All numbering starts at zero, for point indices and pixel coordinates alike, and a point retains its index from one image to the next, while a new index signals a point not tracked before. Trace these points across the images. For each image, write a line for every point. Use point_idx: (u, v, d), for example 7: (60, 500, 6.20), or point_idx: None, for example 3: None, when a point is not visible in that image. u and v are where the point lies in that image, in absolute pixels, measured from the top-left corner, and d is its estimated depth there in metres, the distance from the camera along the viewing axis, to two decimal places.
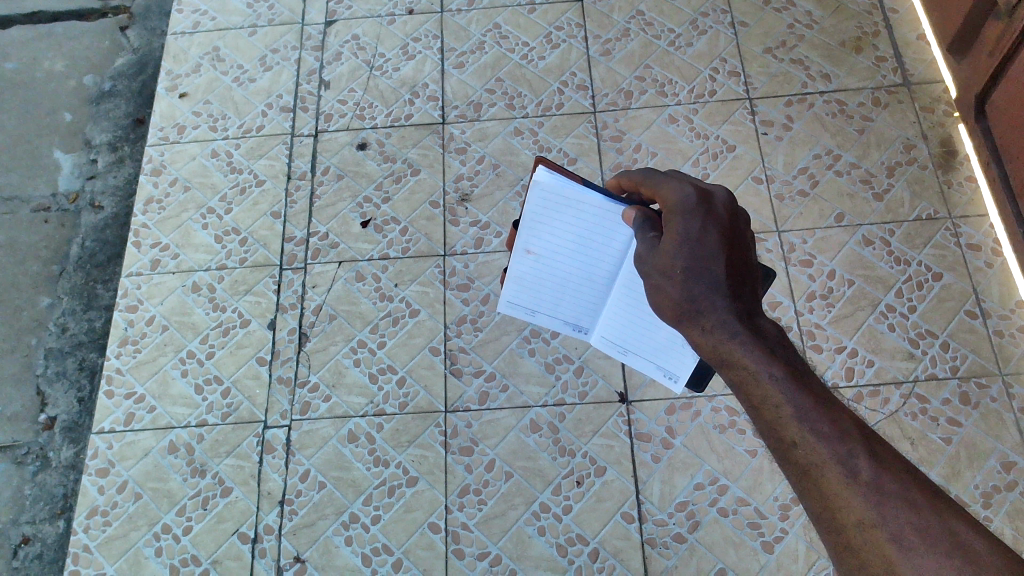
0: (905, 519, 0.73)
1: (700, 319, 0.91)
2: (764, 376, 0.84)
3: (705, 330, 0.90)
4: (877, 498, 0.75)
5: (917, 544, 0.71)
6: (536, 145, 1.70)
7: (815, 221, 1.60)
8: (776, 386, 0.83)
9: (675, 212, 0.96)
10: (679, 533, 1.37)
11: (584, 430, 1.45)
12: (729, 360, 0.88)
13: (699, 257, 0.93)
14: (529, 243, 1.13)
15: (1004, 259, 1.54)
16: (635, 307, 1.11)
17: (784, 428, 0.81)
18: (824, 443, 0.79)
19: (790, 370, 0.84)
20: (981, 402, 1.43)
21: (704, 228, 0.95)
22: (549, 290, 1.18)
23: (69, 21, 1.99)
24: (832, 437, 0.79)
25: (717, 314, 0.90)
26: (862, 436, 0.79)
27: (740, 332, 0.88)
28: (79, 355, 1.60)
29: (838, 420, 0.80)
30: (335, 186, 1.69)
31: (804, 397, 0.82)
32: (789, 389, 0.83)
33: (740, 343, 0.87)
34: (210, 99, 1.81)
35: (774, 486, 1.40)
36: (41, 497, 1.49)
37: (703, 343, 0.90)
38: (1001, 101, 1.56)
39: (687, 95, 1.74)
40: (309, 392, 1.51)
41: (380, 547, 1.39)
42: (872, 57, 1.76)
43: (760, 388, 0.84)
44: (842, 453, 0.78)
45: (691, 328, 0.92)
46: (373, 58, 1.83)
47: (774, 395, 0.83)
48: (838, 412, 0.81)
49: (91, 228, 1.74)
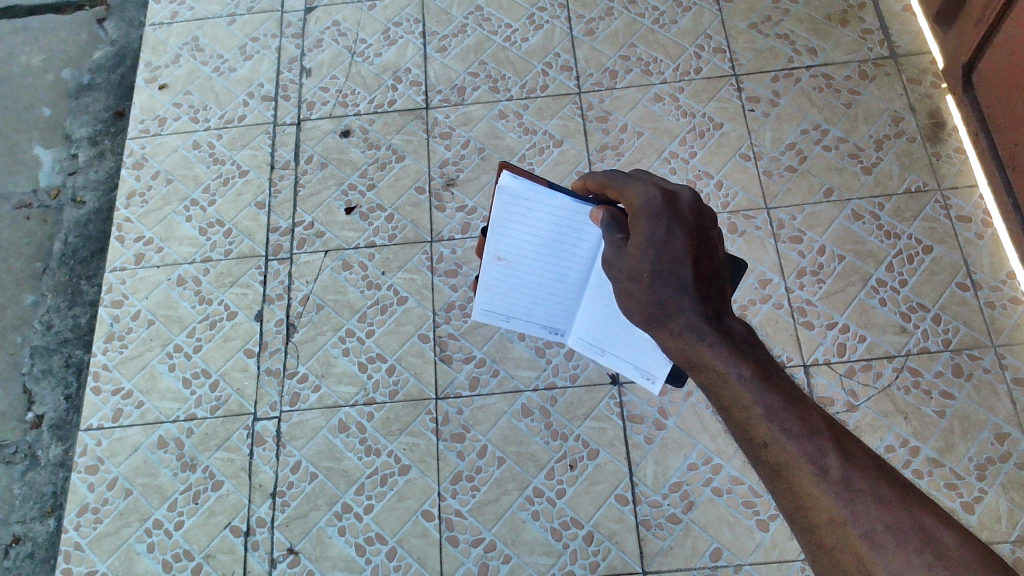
0: (874, 517, 0.71)
1: (670, 323, 0.91)
2: (733, 377, 0.83)
3: (675, 333, 0.90)
4: (845, 496, 0.73)
5: (887, 540, 0.70)
6: (521, 127, 1.69)
7: (803, 196, 1.59)
8: (745, 387, 0.82)
9: (639, 215, 0.94)
10: (551, 526, 1.37)
11: (576, 413, 1.44)
12: (698, 363, 0.87)
13: (666, 262, 0.92)
14: (498, 250, 1.11)
15: (994, 231, 1.53)
16: (609, 310, 1.11)
17: (754, 429, 0.80)
18: (793, 443, 0.77)
19: (758, 370, 0.84)
20: (974, 373, 1.42)
21: (669, 231, 0.93)
22: (523, 291, 1.17)
23: (45, 15, 1.96)
24: (801, 435, 0.78)
25: (684, 317, 0.90)
26: (830, 433, 0.78)
27: (709, 334, 0.88)
28: (65, 353, 1.59)
29: (808, 420, 0.79)
30: (319, 174, 1.67)
31: (772, 396, 0.81)
32: (758, 390, 0.82)
33: (709, 345, 0.87)
34: (190, 89, 1.79)
35: (684, 465, 1.40)
36: (30, 496, 1.48)
37: (674, 346, 0.90)
38: (986, 71, 1.54)
39: (672, 73, 1.72)
40: (297, 383, 1.49)
41: (374, 536, 1.38)
42: (858, 30, 1.74)
43: (730, 390, 0.84)
44: (810, 452, 0.76)
45: (663, 333, 0.91)
46: (353, 44, 1.81)
47: (745, 397, 0.82)
48: (806, 409, 0.80)
49: (73, 224, 1.72)
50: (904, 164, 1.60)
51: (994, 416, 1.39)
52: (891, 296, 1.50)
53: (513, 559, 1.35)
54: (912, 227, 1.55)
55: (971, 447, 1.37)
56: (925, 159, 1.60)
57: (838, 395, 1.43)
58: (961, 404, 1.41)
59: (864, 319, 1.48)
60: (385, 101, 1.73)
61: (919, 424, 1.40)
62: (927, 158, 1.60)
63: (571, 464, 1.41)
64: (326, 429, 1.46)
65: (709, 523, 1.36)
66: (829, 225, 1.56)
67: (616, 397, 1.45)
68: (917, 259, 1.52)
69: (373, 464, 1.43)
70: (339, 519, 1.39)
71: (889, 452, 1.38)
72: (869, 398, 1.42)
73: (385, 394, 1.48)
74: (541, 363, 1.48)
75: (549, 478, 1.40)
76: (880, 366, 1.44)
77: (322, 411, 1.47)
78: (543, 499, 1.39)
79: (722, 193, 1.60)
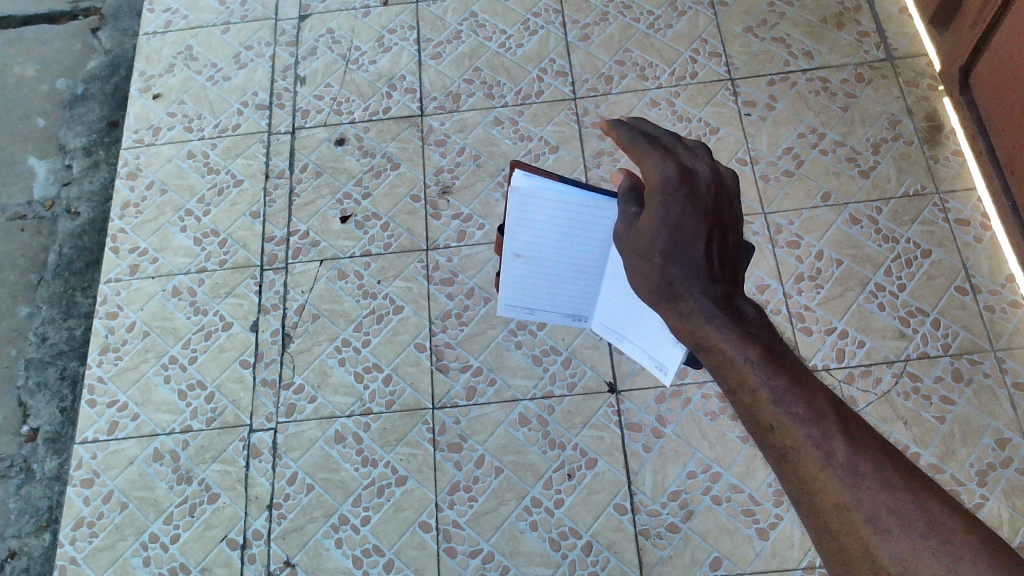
0: (879, 500, 0.66)
1: (678, 303, 0.87)
2: (739, 360, 0.78)
3: (682, 314, 0.86)
4: (851, 480, 0.67)
5: (892, 526, 0.64)
6: (516, 134, 1.68)
7: (801, 201, 1.58)
8: (752, 369, 0.77)
9: (655, 193, 0.93)
10: (550, 537, 1.36)
11: (573, 422, 1.43)
12: (705, 344, 0.83)
13: (677, 240, 0.90)
14: (515, 247, 1.13)
15: (993, 234, 1.52)
16: (623, 302, 1.10)
17: (760, 412, 0.75)
18: (798, 424, 0.72)
19: (766, 352, 0.78)
20: (974, 378, 1.41)
21: (684, 211, 0.91)
22: (542, 282, 1.18)
23: (40, 25, 1.95)
24: (807, 418, 0.72)
25: (694, 299, 0.86)
26: (838, 417, 0.71)
27: (716, 316, 0.83)
28: (59, 365, 1.58)
29: (816, 402, 0.73)
30: (314, 183, 1.67)
31: (780, 378, 0.76)
32: (764, 372, 0.76)
33: (717, 328, 0.83)
34: (184, 98, 1.78)
35: (683, 473, 1.39)
36: (25, 510, 1.47)
37: (681, 327, 0.86)
38: (984, 72, 1.54)
39: (668, 78, 1.72)
40: (294, 394, 1.49)
41: (371, 548, 1.37)
42: (854, 32, 1.73)
43: (737, 372, 0.78)
44: (816, 435, 0.70)
45: (670, 313, 0.87)
46: (348, 51, 1.80)
47: (751, 379, 0.77)
48: (814, 393, 0.74)
49: (68, 235, 1.71)
50: (901, 167, 1.59)
51: (995, 421, 1.38)
52: (889, 300, 1.49)
53: (511, 570, 1.34)
54: (911, 230, 1.54)
55: (971, 453, 1.36)
56: (923, 164, 1.59)
57: None
58: (961, 409, 1.40)
59: (864, 326, 1.47)
60: (380, 108, 1.73)
61: (918, 430, 1.39)
62: (923, 163, 1.59)
63: (569, 473, 1.40)
64: (323, 440, 1.45)
65: (709, 531, 1.35)
66: (828, 231, 1.55)
67: (614, 406, 1.44)
68: (917, 263, 1.51)
69: (370, 475, 1.42)
70: (337, 530, 1.38)
71: None
72: (869, 404, 1.41)
73: (377, 403, 1.47)
74: (538, 371, 1.47)
75: (547, 488, 1.39)
76: (879, 371, 1.43)
77: (319, 421, 1.47)
78: (542, 508, 1.38)
79: None
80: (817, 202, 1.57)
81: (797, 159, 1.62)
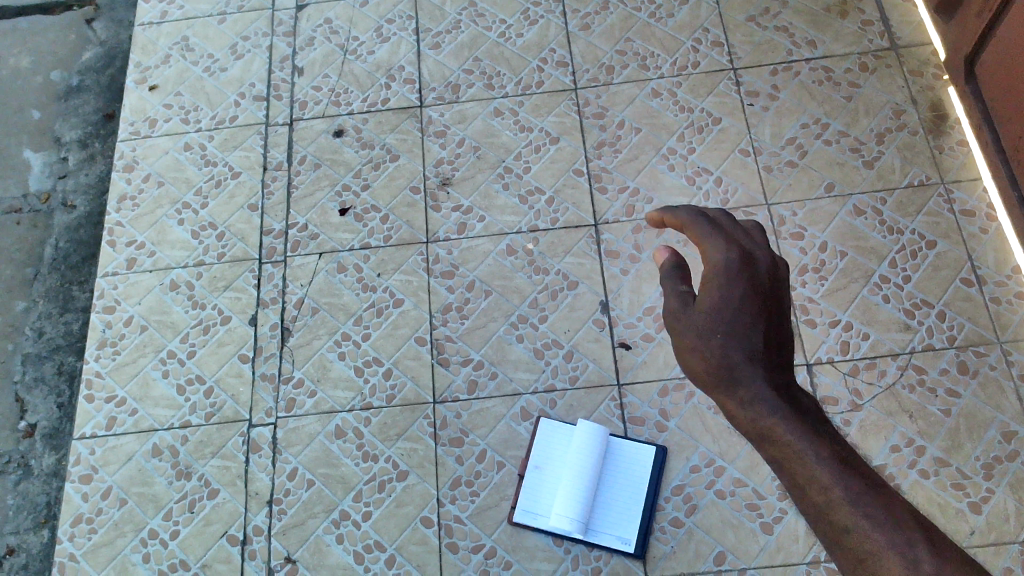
0: None
1: (738, 390, 0.73)
2: (807, 451, 0.65)
3: (742, 402, 0.72)
4: None
5: None
6: (516, 125, 1.66)
7: (804, 192, 1.56)
8: (820, 462, 0.64)
9: (715, 276, 0.82)
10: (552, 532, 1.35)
11: (576, 416, 1.42)
12: (767, 434, 0.69)
13: (736, 323, 0.79)
14: None
15: (999, 225, 1.51)
16: None
17: (833, 519, 0.61)
18: (877, 529, 0.59)
19: (839, 451, 0.65)
20: (979, 371, 1.40)
21: (745, 295, 0.80)
22: None
23: (33, 16, 1.93)
24: (889, 525, 0.59)
25: (754, 386, 0.73)
26: (920, 524, 0.60)
27: (781, 407, 0.70)
28: (57, 360, 1.57)
29: (894, 506, 0.61)
30: (312, 175, 1.65)
31: (853, 478, 0.63)
32: (836, 466, 0.63)
33: (782, 417, 0.69)
34: (180, 90, 1.76)
35: (686, 467, 1.38)
36: (23, 506, 1.46)
37: (741, 419, 0.71)
38: (989, 62, 1.52)
39: (670, 68, 1.70)
40: (293, 388, 1.47)
41: (372, 544, 1.36)
42: (858, 21, 1.72)
43: (801, 465, 0.65)
44: (899, 543, 0.58)
45: (728, 401, 0.74)
46: (346, 42, 1.78)
47: (819, 475, 0.63)
48: (892, 498, 0.62)
49: (64, 229, 1.69)
50: (905, 158, 1.58)
51: (1000, 413, 1.37)
52: (894, 292, 1.47)
53: (513, 566, 1.33)
54: (916, 221, 1.53)
55: (977, 446, 1.35)
56: (927, 154, 1.58)
57: (841, 394, 1.40)
58: (966, 401, 1.39)
59: (868, 318, 1.46)
60: (379, 99, 1.71)
61: (923, 422, 1.38)
62: (928, 153, 1.58)
63: None
64: (324, 435, 1.44)
65: (713, 525, 1.34)
66: (832, 223, 1.53)
67: (617, 399, 1.43)
68: (922, 255, 1.50)
69: (371, 470, 1.41)
70: (338, 526, 1.37)
71: (894, 452, 1.36)
72: (873, 398, 1.40)
73: (378, 397, 1.46)
74: (540, 365, 1.46)
75: None
76: (883, 363, 1.42)
77: (319, 416, 1.45)
78: None
79: (722, 189, 1.57)
80: (821, 193, 1.56)
81: (800, 149, 1.60)
